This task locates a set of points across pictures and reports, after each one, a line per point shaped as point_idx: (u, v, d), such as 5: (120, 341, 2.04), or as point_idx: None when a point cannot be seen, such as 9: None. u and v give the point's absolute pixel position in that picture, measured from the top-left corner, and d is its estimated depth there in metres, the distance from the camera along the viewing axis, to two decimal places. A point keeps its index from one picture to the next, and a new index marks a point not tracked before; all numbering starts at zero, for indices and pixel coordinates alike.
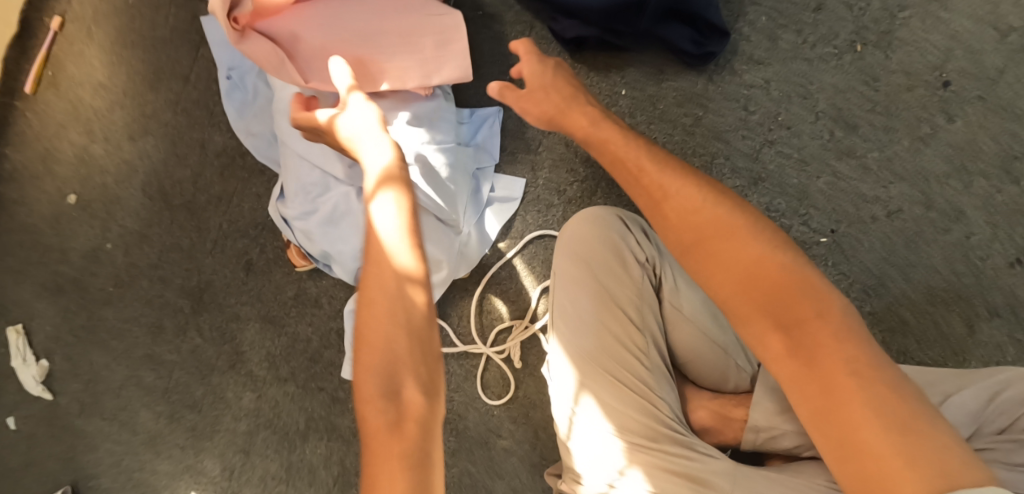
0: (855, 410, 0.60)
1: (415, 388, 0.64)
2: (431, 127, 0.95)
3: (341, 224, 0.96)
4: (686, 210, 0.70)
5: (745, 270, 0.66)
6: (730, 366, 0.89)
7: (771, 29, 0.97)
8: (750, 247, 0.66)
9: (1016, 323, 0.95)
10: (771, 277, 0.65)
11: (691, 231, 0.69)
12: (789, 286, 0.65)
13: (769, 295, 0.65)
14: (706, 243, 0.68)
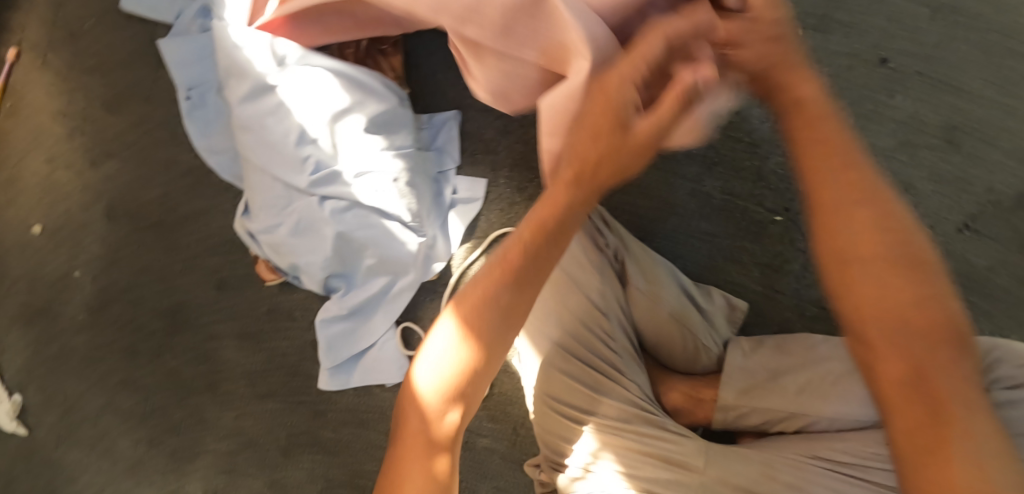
0: (954, 444, 0.61)
1: (448, 424, 0.71)
2: (389, 133, 0.97)
3: (307, 235, 0.96)
4: (851, 234, 0.68)
5: (881, 289, 0.66)
6: (695, 346, 0.92)
7: None
8: (875, 243, 0.67)
9: (968, 286, 0.99)
10: (911, 298, 0.66)
11: (863, 244, 0.67)
12: (922, 309, 0.66)
13: (901, 316, 0.66)
14: (853, 267, 0.67)
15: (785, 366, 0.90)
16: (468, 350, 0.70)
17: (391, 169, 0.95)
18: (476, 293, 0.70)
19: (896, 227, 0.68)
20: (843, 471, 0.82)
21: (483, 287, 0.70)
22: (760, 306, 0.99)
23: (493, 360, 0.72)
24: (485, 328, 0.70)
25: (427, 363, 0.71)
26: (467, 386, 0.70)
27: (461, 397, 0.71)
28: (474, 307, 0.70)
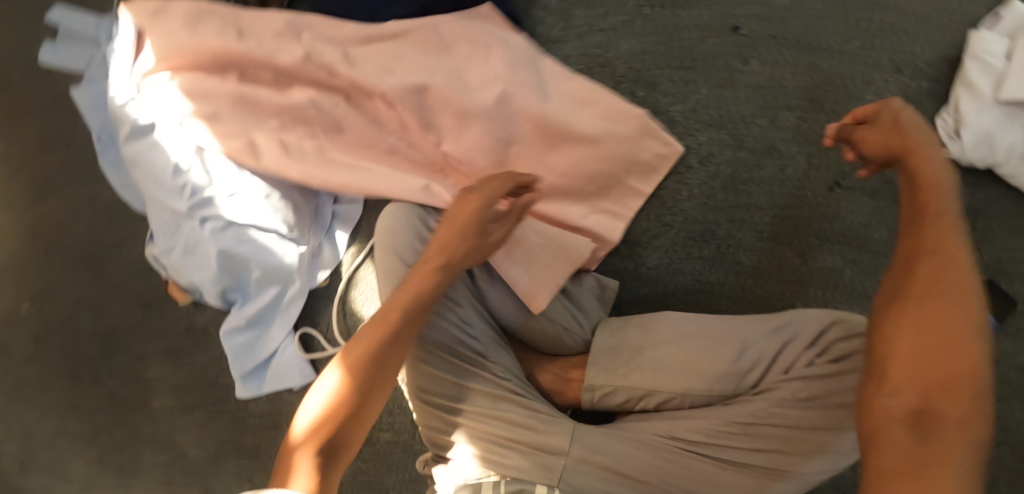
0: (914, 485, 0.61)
1: (313, 447, 0.73)
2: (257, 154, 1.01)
3: (196, 255, 1.04)
4: (939, 272, 0.69)
5: (933, 341, 0.67)
6: (558, 329, 0.94)
7: (565, 9, 1.05)
8: (944, 293, 0.68)
9: (849, 245, 0.99)
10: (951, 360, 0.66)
11: (941, 295, 0.68)
12: (964, 375, 0.65)
13: (945, 378, 0.66)
14: (915, 303, 0.69)
15: (646, 344, 0.91)
16: (342, 374, 0.76)
17: (262, 186, 1.01)
18: (364, 328, 0.79)
19: (965, 285, 0.68)
20: (693, 451, 0.84)
21: (371, 321, 0.79)
22: (627, 283, 1.01)
23: (375, 396, 0.77)
24: (365, 364, 0.76)
25: (310, 399, 0.76)
26: (345, 417, 0.75)
27: (334, 432, 0.74)
28: (357, 340, 0.78)
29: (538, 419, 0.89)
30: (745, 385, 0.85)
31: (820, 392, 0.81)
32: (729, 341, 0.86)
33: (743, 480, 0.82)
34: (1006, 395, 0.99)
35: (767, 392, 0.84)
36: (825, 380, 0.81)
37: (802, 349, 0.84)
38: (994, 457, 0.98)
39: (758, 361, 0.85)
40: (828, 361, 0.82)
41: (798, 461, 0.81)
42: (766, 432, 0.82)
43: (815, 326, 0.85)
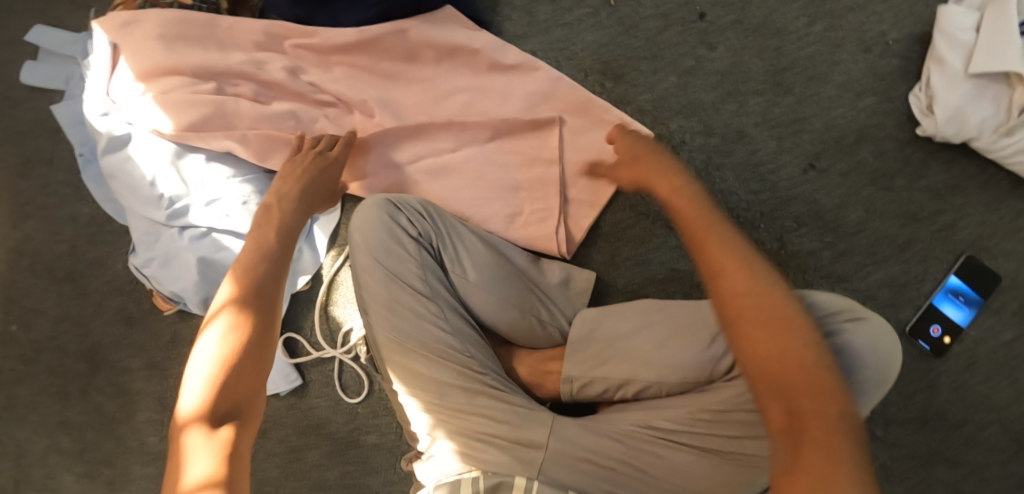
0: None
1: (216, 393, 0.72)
2: (236, 161, 1.03)
3: (176, 263, 1.03)
4: (745, 293, 0.71)
5: (774, 350, 0.68)
6: (534, 322, 0.93)
7: (529, 4, 1.04)
8: (766, 304, 0.70)
9: (823, 227, 0.98)
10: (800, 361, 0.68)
11: (756, 311, 0.70)
12: (809, 378, 0.67)
13: (807, 376, 0.67)
14: (739, 326, 0.70)
15: (621, 333, 0.89)
16: (231, 314, 0.76)
17: (238, 193, 1.02)
18: (243, 267, 0.80)
19: (762, 290, 0.71)
20: (672, 439, 0.84)
21: (249, 257, 0.81)
22: (602, 275, 1.01)
23: (266, 339, 0.76)
24: (254, 302, 0.77)
25: (200, 347, 0.75)
26: (240, 352, 0.74)
27: (232, 373, 0.73)
28: (243, 279, 0.79)
29: (517, 413, 0.88)
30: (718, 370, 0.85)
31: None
32: (704, 327, 0.85)
33: (719, 467, 0.82)
34: (995, 373, 0.95)
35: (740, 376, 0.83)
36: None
37: None
38: (984, 437, 0.95)
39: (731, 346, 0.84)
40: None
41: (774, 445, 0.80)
42: (742, 418, 0.81)
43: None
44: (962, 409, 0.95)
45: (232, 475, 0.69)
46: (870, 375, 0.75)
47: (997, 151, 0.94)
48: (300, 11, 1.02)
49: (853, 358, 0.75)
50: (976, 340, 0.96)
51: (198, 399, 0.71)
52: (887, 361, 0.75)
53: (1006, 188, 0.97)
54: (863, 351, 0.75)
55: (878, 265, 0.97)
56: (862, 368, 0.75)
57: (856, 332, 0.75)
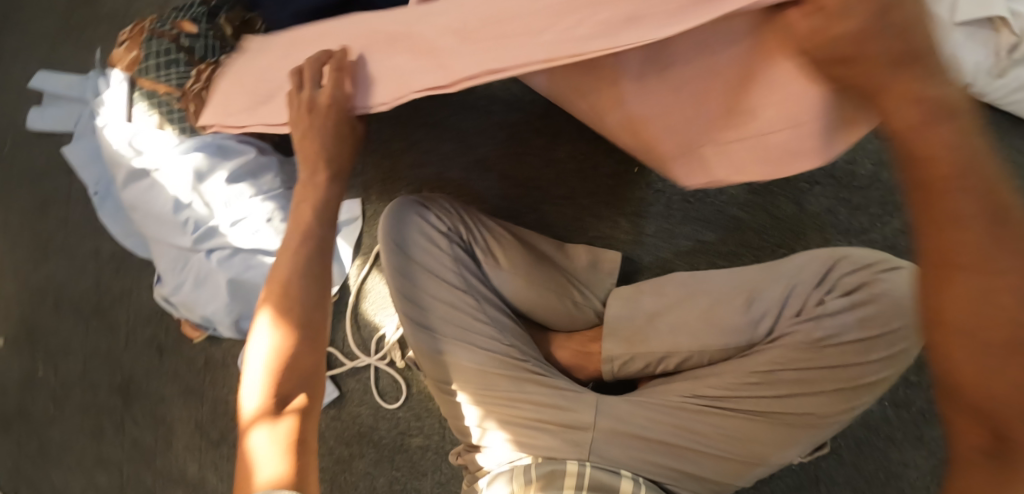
0: None
1: (271, 387, 0.74)
2: (255, 179, 1.03)
3: (206, 286, 1.04)
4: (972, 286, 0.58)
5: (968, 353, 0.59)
6: (568, 304, 0.96)
7: None
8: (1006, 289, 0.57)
9: (838, 185, 1.02)
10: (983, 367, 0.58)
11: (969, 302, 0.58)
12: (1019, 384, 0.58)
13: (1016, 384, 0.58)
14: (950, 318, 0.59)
15: (661, 307, 0.90)
16: (283, 311, 0.77)
17: (262, 211, 1.03)
18: (282, 269, 0.79)
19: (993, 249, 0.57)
20: (721, 407, 0.84)
21: (286, 258, 0.79)
22: (629, 254, 1.03)
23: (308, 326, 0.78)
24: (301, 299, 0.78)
25: (252, 348, 0.77)
26: (291, 348, 0.76)
27: (285, 366, 0.75)
28: (284, 280, 0.79)
29: (563, 396, 0.89)
30: (759, 334, 0.84)
31: (836, 328, 0.78)
32: (743, 290, 0.85)
33: (771, 429, 0.82)
34: None
35: (782, 337, 0.82)
36: (838, 316, 0.79)
37: (813, 290, 0.82)
38: None
39: (768, 310, 0.84)
40: (838, 297, 0.80)
41: (824, 400, 0.79)
42: (786, 378, 0.80)
43: (822, 265, 0.83)
44: None
45: (301, 461, 0.71)
46: (912, 318, 0.76)
47: (991, 94, 1.00)
48: None
49: (893, 302, 0.77)
50: None
51: (258, 392, 0.73)
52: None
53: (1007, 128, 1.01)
54: (904, 295, 0.77)
55: (896, 217, 1.00)
56: (903, 312, 0.76)
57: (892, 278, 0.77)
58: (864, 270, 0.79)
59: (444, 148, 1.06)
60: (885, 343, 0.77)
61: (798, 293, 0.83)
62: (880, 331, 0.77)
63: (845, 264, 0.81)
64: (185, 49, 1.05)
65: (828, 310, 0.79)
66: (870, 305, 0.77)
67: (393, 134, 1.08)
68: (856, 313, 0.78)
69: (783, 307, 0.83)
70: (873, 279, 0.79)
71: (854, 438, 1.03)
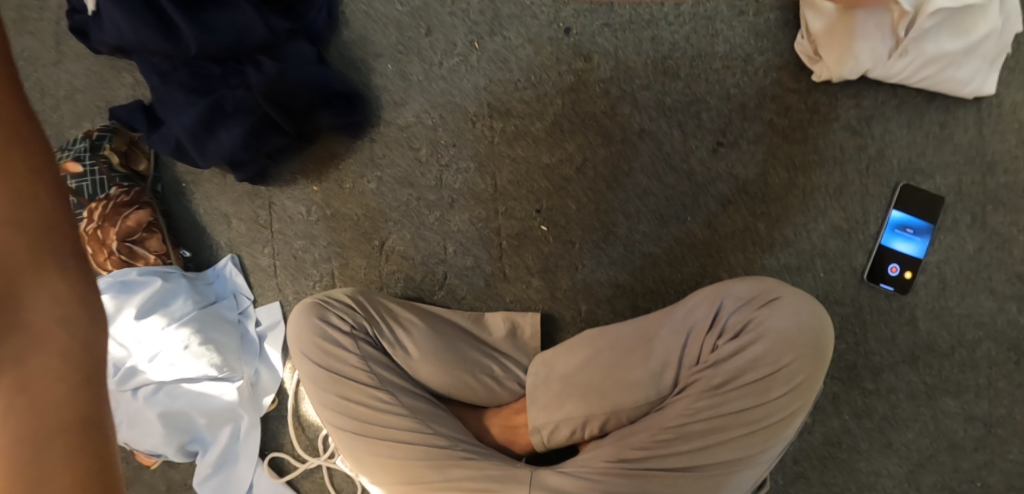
0: None
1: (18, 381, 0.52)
2: (164, 307, 1.02)
3: (139, 423, 1.03)
4: None
5: None
6: (486, 381, 0.95)
7: (400, 70, 1.05)
8: None
9: (750, 198, 0.97)
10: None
11: None
12: None
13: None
14: None
15: (572, 369, 0.90)
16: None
17: (177, 339, 1.01)
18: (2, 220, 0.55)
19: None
20: (643, 466, 0.83)
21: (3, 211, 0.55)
22: (548, 312, 1.01)
23: (56, 235, 0.55)
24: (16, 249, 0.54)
25: None
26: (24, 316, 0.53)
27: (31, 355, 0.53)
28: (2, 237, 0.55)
29: (493, 478, 0.88)
30: (666, 386, 0.86)
31: (732, 372, 0.82)
32: (642, 344, 0.87)
33: (699, 481, 0.81)
34: (969, 290, 0.95)
35: (686, 388, 0.85)
36: (732, 361, 0.82)
37: (706, 334, 0.85)
38: (978, 356, 0.95)
39: (669, 360, 0.86)
40: (729, 339, 0.83)
41: (740, 445, 0.80)
42: (698, 428, 0.82)
43: (710, 305, 0.85)
44: (947, 335, 0.95)
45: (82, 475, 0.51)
46: (802, 349, 0.79)
47: (895, 77, 0.92)
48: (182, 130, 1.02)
49: (779, 336, 0.80)
50: (940, 264, 0.95)
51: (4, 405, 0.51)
52: (814, 329, 0.80)
53: (921, 103, 0.95)
54: (787, 327, 0.80)
55: (817, 221, 0.96)
56: (790, 345, 0.80)
57: (773, 311, 0.81)
58: (748, 306, 0.83)
59: (347, 238, 1.06)
60: (782, 378, 0.80)
61: (691, 341, 0.86)
62: (773, 368, 0.80)
63: (730, 302, 0.84)
64: (75, 191, 1.06)
65: (719, 357, 0.83)
66: (758, 344, 0.81)
67: (298, 232, 1.08)
68: (748, 353, 0.81)
69: (682, 356, 0.86)
70: (757, 315, 0.82)
71: (821, 454, 0.98)
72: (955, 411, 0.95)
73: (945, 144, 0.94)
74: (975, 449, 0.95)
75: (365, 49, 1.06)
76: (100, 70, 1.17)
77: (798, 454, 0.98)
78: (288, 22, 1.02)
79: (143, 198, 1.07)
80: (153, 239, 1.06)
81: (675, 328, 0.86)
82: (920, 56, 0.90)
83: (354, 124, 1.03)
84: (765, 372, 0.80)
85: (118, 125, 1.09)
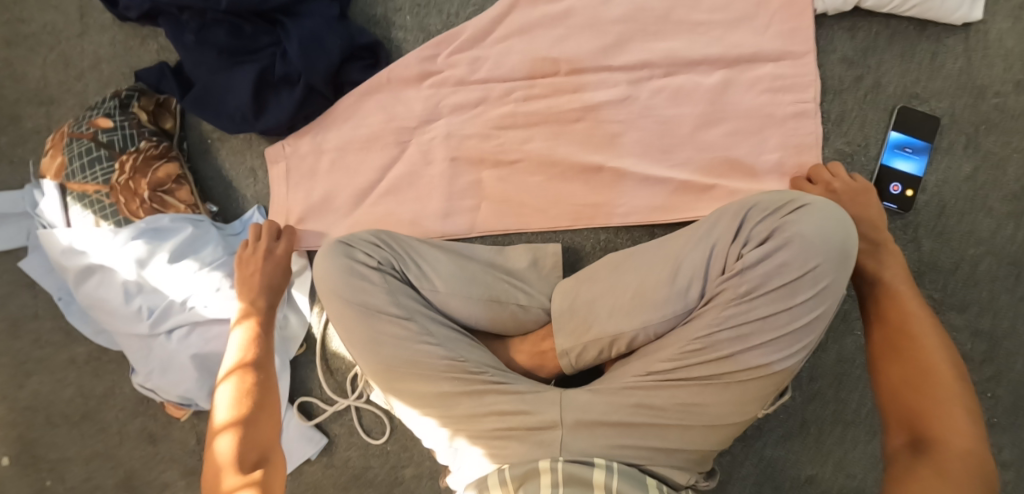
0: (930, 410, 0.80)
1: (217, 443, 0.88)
2: (196, 253, 1.06)
3: (174, 367, 1.05)
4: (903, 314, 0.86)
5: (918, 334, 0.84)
6: (512, 309, 0.99)
7: (420, 21, 1.10)
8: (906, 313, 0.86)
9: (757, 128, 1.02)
10: (936, 370, 0.82)
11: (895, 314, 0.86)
12: (904, 338, 0.85)
13: (920, 372, 0.82)
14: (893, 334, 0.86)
15: (598, 292, 0.94)
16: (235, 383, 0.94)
17: (210, 282, 1.05)
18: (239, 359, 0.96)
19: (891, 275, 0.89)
20: (670, 377, 0.88)
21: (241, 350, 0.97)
22: (570, 243, 1.05)
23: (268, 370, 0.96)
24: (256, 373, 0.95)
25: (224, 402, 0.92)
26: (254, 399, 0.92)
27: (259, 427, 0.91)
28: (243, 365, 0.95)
29: (524, 399, 0.91)
30: (692, 299, 0.88)
31: (759, 279, 0.83)
32: (666, 262, 0.90)
33: (726, 389, 0.86)
34: (966, 210, 1.00)
35: (712, 299, 0.86)
36: (758, 268, 0.83)
37: (729, 245, 0.86)
38: (980, 272, 1.01)
39: (694, 272, 0.88)
40: (754, 248, 0.84)
41: (767, 349, 0.84)
42: (725, 337, 0.85)
43: (735, 219, 0.87)
44: (949, 252, 1.01)
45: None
46: (828, 254, 0.81)
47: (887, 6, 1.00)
48: (220, 78, 1.07)
49: (805, 243, 0.82)
50: (939, 185, 1.01)
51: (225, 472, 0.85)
52: (838, 235, 0.82)
53: (913, 33, 1.01)
54: (812, 233, 0.82)
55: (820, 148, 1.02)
56: (815, 249, 0.82)
57: (798, 219, 0.83)
58: (773, 216, 0.85)
59: None
60: (807, 283, 0.82)
61: (716, 253, 0.87)
62: (798, 274, 0.82)
63: (754, 215, 0.86)
64: (105, 144, 1.08)
65: (744, 264, 0.84)
66: (783, 251, 0.82)
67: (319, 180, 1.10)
68: (774, 260, 0.83)
69: (706, 269, 0.88)
70: (781, 223, 0.84)
71: (835, 372, 1.02)
72: (960, 325, 1.01)
73: (938, 72, 1.01)
74: (982, 362, 1.01)
75: (385, 5, 1.11)
76: (125, 37, 1.21)
77: (813, 373, 1.03)
78: None
79: (171, 153, 1.11)
80: (183, 190, 1.10)
81: (698, 243, 0.88)
82: None
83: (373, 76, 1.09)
84: (791, 278, 0.82)
85: (145, 87, 1.14)
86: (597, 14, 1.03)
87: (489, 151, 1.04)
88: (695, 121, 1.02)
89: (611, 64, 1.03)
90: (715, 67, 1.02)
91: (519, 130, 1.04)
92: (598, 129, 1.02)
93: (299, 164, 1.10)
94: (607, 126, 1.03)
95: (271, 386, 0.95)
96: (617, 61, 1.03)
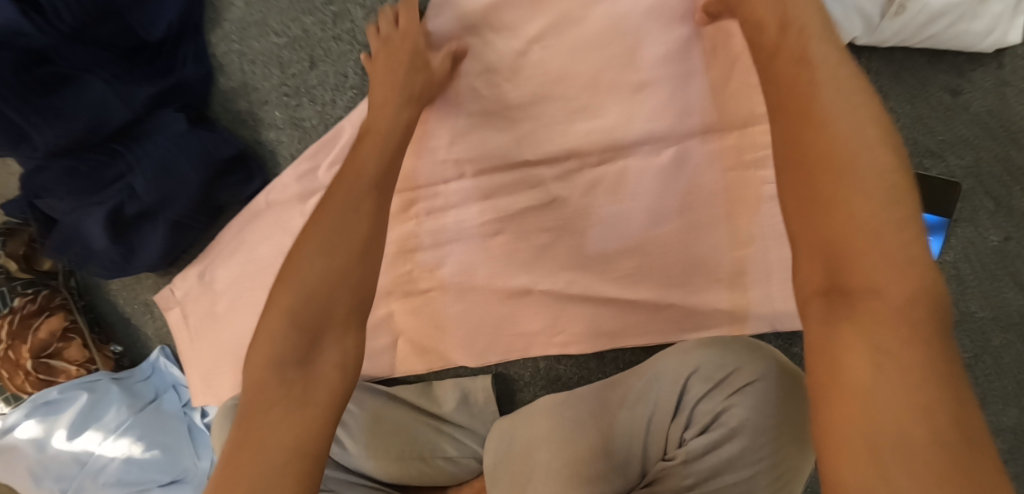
0: (843, 223, 0.53)
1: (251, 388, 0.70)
2: (99, 420, 0.95)
3: None
4: (825, 121, 0.55)
5: (832, 146, 0.54)
6: (441, 465, 0.85)
7: (291, 115, 0.89)
8: (838, 125, 0.55)
9: (718, 217, 0.80)
10: (857, 166, 0.53)
11: (816, 125, 0.56)
12: (831, 146, 0.55)
13: (825, 157, 0.55)
14: (808, 150, 0.56)
15: (529, 446, 0.80)
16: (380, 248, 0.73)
17: (119, 450, 0.94)
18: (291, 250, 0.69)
19: (842, 103, 0.56)
20: None
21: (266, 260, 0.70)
22: (503, 372, 0.91)
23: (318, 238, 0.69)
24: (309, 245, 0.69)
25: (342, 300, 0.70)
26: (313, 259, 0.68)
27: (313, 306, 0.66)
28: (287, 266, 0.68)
29: None
30: (633, 476, 0.74)
31: (708, 472, 0.67)
32: (600, 425, 0.77)
33: None
34: (992, 288, 0.78)
35: (655, 482, 0.71)
36: (703, 462, 0.68)
37: (670, 423, 0.73)
38: (1007, 362, 0.79)
39: (631, 448, 0.74)
40: (698, 434, 0.70)
41: None
42: None
43: (676, 387, 0.73)
44: (968, 341, 0.80)
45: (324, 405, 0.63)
46: (784, 441, 0.66)
47: (890, 41, 0.73)
48: (73, 218, 0.89)
49: (753, 431, 0.66)
50: (957, 264, 0.78)
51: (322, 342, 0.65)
52: (791, 417, 0.66)
53: (926, 66, 0.75)
54: (763, 423, 0.66)
55: None
56: (770, 440, 0.66)
57: (744, 401, 0.67)
58: (716, 391, 0.70)
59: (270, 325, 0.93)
60: (763, 482, 0.66)
61: (656, 430, 0.74)
62: (750, 471, 0.66)
63: (694, 383, 0.72)
64: None
65: (688, 453, 0.69)
66: (733, 442, 0.67)
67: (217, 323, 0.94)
68: (719, 454, 0.67)
69: (647, 447, 0.74)
70: (726, 405, 0.68)
71: None
72: None
73: (959, 115, 0.75)
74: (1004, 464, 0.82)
75: (248, 97, 0.90)
76: None
77: None
78: (152, 83, 0.85)
79: (53, 303, 0.97)
80: (72, 346, 0.98)
81: (634, 412, 0.76)
82: (924, 11, 0.70)
83: (247, 193, 0.91)
84: (744, 475, 0.66)
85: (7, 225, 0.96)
86: (503, 96, 0.81)
87: (397, 282, 0.87)
88: (640, 215, 0.81)
89: (527, 159, 0.82)
90: (663, 145, 0.80)
91: (430, 252, 0.86)
92: (521, 242, 0.84)
93: (196, 308, 0.95)
94: (532, 238, 0.84)
95: (365, 282, 0.69)
96: (533, 153, 0.82)
